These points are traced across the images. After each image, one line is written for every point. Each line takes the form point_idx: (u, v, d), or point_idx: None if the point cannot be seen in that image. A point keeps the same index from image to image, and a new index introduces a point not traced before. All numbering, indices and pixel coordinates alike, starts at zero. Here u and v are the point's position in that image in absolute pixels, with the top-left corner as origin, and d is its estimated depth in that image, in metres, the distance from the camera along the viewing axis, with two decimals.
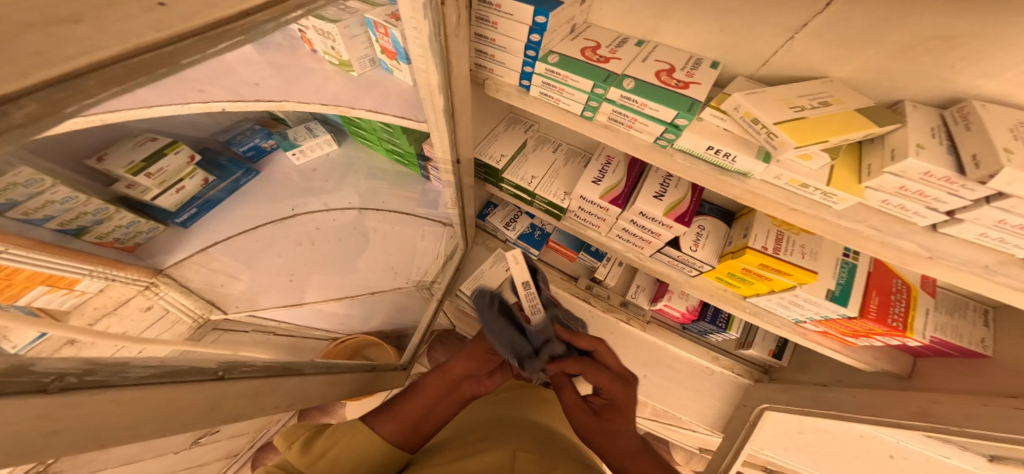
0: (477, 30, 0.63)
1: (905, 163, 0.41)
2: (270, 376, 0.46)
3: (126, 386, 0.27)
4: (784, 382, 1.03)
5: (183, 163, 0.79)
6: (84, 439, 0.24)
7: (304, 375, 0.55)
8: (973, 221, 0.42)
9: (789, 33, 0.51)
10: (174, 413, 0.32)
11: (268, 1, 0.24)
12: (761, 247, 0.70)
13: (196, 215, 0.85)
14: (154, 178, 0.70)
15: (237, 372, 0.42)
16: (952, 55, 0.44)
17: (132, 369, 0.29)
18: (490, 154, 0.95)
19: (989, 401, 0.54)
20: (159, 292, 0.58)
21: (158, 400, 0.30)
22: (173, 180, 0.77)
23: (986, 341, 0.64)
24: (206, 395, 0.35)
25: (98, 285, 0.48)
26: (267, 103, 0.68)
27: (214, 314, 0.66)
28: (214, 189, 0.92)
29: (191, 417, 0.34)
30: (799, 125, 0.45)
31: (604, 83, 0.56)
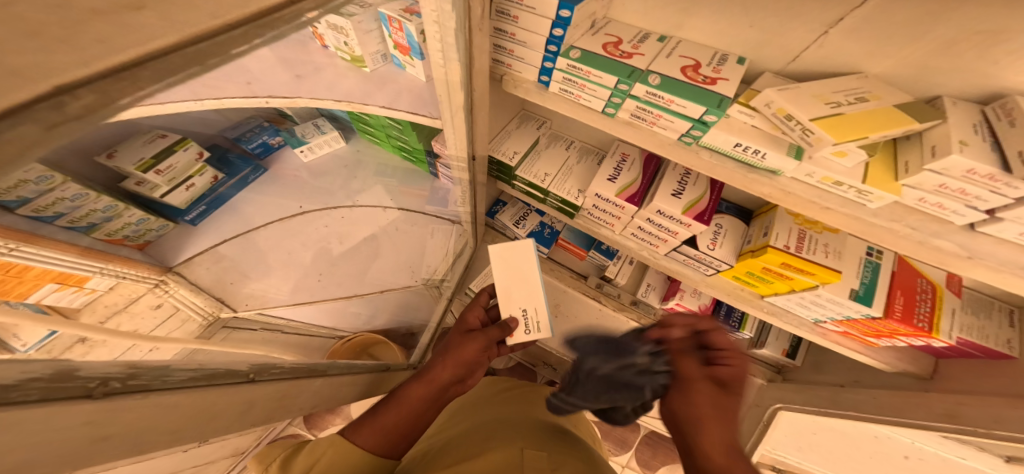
0: (497, 25, 0.62)
1: (947, 160, 0.40)
2: (297, 378, 0.46)
3: (167, 389, 0.27)
4: (799, 382, 1.03)
5: (191, 160, 0.77)
6: (132, 443, 0.24)
7: (327, 376, 0.55)
8: (1014, 220, 0.41)
9: (822, 28, 0.50)
10: (216, 415, 0.32)
11: None
12: (783, 246, 0.68)
13: (208, 212, 0.81)
14: (164, 175, 0.69)
15: (268, 374, 0.41)
16: (996, 50, 0.42)
17: (173, 372, 0.29)
18: (503, 151, 0.94)
19: (1020, 403, 0.53)
20: (168, 290, 0.56)
21: (201, 402, 0.30)
22: (183, 178, 0.74)
23: (1013, 342, 0.63)
24: (241, 397, 0.35)
25: (108, 282, 0.47)
26: (280, 100, 0.66)
27: (224, 312, 0.65)
28: (224, 186, 0.88)
29: (229, 420, 0.34)
30: (836, 121, 0.44)
31: (629, 79, 0.55)
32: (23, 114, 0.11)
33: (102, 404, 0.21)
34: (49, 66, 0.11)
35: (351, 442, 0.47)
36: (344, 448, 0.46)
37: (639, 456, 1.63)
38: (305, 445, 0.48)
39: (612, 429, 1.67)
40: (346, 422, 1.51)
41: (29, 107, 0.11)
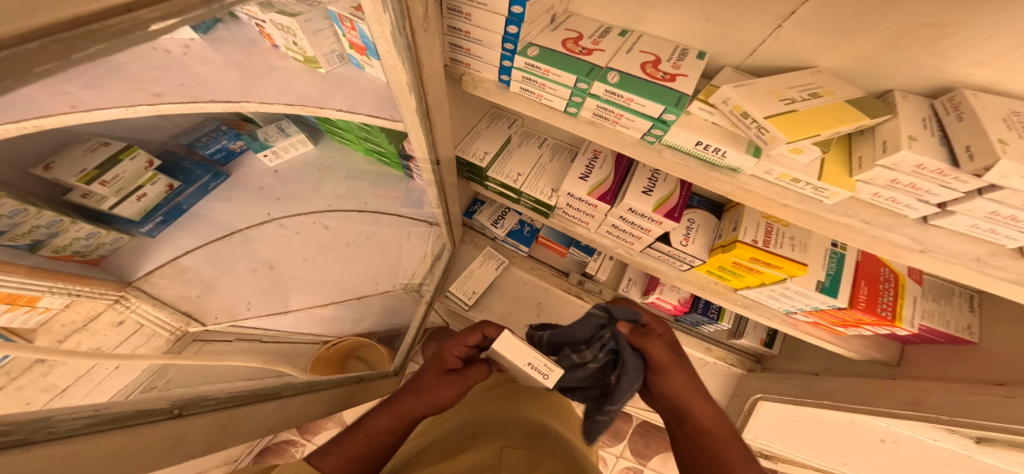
0: (450, 22, 0.59)
1: (896, 156, 0.39)
2: (238, 405, 0.44)
3: (54, 441, 0.24)
4: (777, 371, 1.05)
5: (140, 169, 0.67)
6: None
7: (280, 399, 0.53)
8: (965, 213, 0.41)
9: (777, 21, 0.49)
10: (124, 457, 0.29)
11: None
12: (751, 241, 0.68)
13: (163, 224, 0.75)
14: (110, 186, 0.60)
15: (197, 408, 0.38)
16: (942, 43, 0.42)
17: (59, 422, 0.25)
18: (472, 151, 0.92)
19: (977, 390, 0.54)
20: (131, 305, 0.52)
21: (100, 447, 0.27)
22: (131, 188, 0.64)
23: (972, 327, 0.63)
24: (158, 436, 0.32)
25: (61, 300, 0.43)
26: (225, 104, 0.61)
27: (194, 326, 0.62)
28: (182, 195, 0.81)
29: (149, 460, 0.31)
30: (790, 118, 0.43)
31: (588, 77, 0.53)
32: None
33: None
34: None
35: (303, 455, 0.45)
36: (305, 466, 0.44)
37: (630, 447, 1.65)
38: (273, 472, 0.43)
39: None
40: (336, 427, 1.50)
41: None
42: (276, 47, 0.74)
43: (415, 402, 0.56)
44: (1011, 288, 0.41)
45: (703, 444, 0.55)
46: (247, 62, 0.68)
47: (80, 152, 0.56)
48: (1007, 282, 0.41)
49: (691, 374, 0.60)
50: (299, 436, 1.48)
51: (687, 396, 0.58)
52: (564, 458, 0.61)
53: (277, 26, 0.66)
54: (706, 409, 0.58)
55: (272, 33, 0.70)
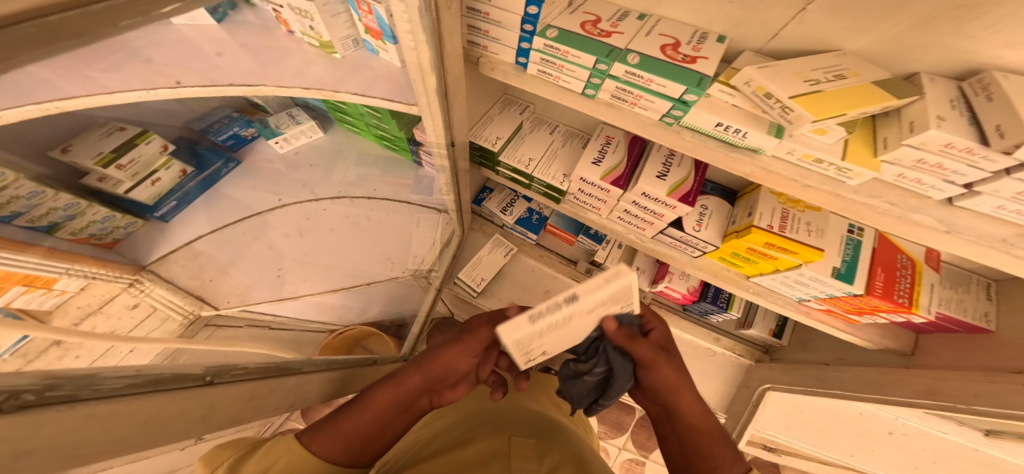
0: (470, 4, 0.58)
1: (925, 135, 0.39)
2: (265, 377, 0.45)
3: (96, 400, 0.24)
4: (785, 361, 1.05)
5: (156, 154, 0.75)
6: (55, 458, 0.20)
7: (302, 373, 0.54)
8: (992, 193, 0.40)
9: (801, 5, 0.49)
10: (162, 422, 0.29)
11: None
12: (767, 226, 0.68)
13: (177, 208, 0.83)
14: (126, 170, 0.67)
15: (228, 376, 0.39)
16: (972, 25, 0.41)
17: (104, 381, 0.26)
18: (485, 136, 0.92)
19: (995, 377, 0.53)
20: (145, 289, 0.55)
21: (142, 411, 0.27)
22: (148, 172, 0.73)
23: (989, 315, 0.63)
24: (195, 401, 0.33)
25: (78, 283, 0.44)
26: (243, 88, 0.61)
27: (205, 310, 0.62)
28: (192, 181, 0.88)
29: (185, 425, 0.32)
30: (815, 98, 0.43)
31: (608, 58, 0.52)
32: None
33: (18, 417, 0.18)
34: None
35: (307, 451, 0.42)
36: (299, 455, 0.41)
37: (634, 437, 1.67)
38: (259, 446, 0.42)
39: (606, 412, 1.70)
40: None
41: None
42: (292, 33, 0.74)
43: (422, 375, 0.52)
44: None
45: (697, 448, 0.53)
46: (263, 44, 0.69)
47: (100, 135, 0.62)
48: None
49: (678, 366, 0.58)
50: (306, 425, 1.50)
51: (677, 389, 0.57)
52: (570, 454, 0.59)
53: (295, 10, 0.67)
54: (695, 407, 0.56)
55: (289, 18, 0.70)
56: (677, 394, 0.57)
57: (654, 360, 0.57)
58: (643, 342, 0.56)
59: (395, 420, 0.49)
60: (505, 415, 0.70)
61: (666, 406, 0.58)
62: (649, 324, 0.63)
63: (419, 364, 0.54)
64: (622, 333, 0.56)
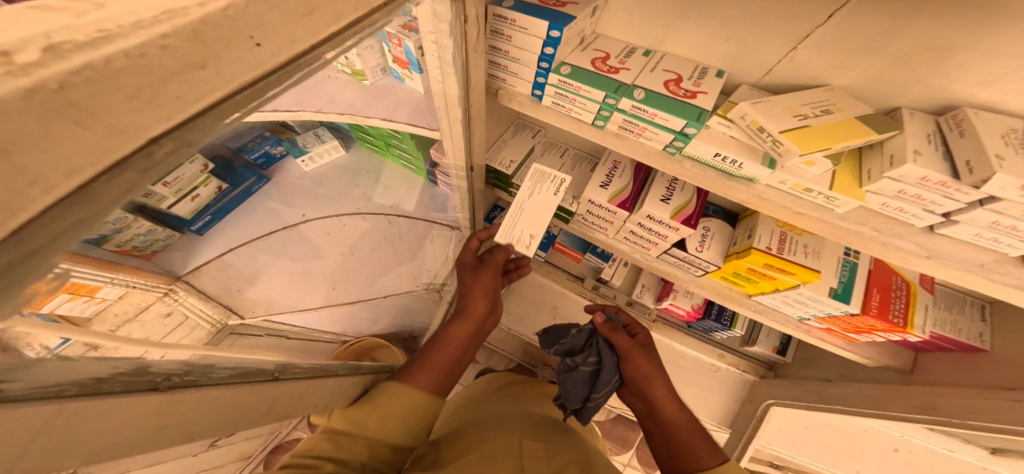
0: (492, 43, 0.65)
1: (903, 169, 0.44)
2: (314, 377, 0.47)
3: (212, 386, 0.29)
4: (790, 378, 1.06)
5: (197, 172, 0.67)
6: (181, 433, 0.27)
7: (342, 378, 0.56)
8: (968, 222, 0.45)
9: (792, 44, 0.55)
10: (244, 411, 0.33)
11: (333, 34, 0.24)
12: (766, 248, 0.73)
13: (211, 222, 0.81)
14: (172, 186, 0.60)
15: (289, 373, 0.43)
16: (947, 65, 0.46)
17: (215, 371, 0.31)
18: (499, 160, 0.98)
19: (988, 393, 0.56)
20: (178, 298, 0.59)
21: (237, 397, 0.32)
22: (187, 189, 0.66)
23: (984, 336, 0.65)
24: (268, 394, 0.36)
25: (118, 291, 0.47)
26: (285, 114, 0.66)
27: (231, 319, 0.69)
28: (227, 197, 0.86)
29: (254, 416, 0.35)
30: (802, 133, 0.48)
31: (616, 93, 0.58)
32: (127, 165, 0.16)
33: (166, 397, 0.24)
34: (139, 123, 0.14)
35: (411, 389, 0.57)
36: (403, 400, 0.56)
37: (639, 454, 1.65)
38: (364, 400, 0.57)
39: (611, 428, 1.69)
40: None
41: (130, 155, 0.15)
42: None
43: (479, 305, 0.75)
44: (1010, 292, 0.44)
45: (675, 432, 0.60)
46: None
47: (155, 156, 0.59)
48: (1005, 286, 0.44)
49: (652, 360, 0.71)
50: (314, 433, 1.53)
51: (651, 382, 0.67)
52: (577, 454, 0.62)
53: None
54: (671, 401, 0.64)
55: None
56: (652, 385, 0.67)
57: (631, 349, 0.72)
58: (620, 332, 0.74)
59: (468, 344, 0.68)
60: (513, 415, 0.76)
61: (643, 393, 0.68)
62: (634, 329, 0.82)
63: (475, 297, 0.76)
64: (606, 325, 0.76)
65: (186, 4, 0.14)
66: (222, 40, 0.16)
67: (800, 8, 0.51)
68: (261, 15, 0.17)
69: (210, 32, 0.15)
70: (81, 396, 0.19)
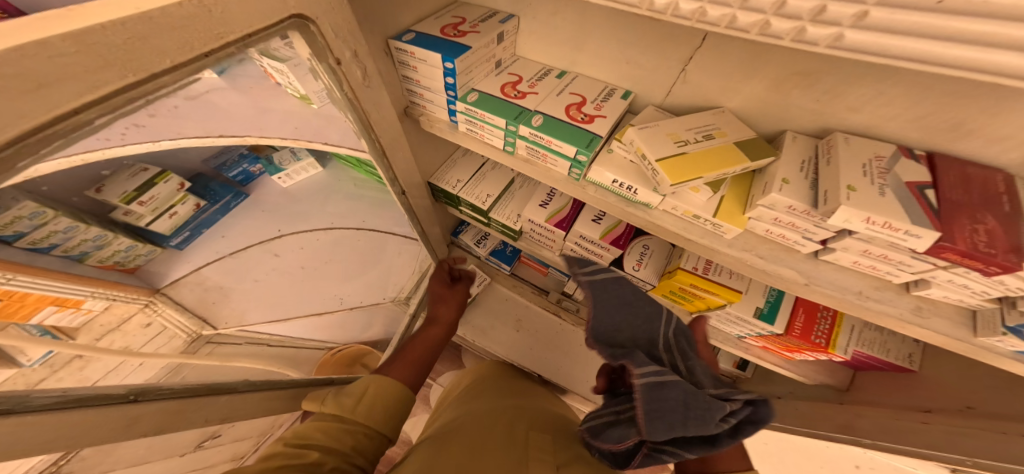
0: (401, 72, 0.65)
1: (771, 197, 0.45)
2: (190, 397, 0.51)
3: (27, 412, 0.31)
4: (748, 393, 1.04)
5: (172, 192, 0.84)
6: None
7: (236, 393, 0.60)
8: (844, 249, 0.45)
9: (680, 66, 0.55)
10: (87, 431, 0.37)
11: (98, 98, 0.24)
12: (691, 268, 0.73)
13: (191, 237, 0.96)
14: (148, 205, 0.76)
15: (153, 394, 0.46)
16: (816, 89, 0.46)
17: (35, 398, 0.33)
18: (447, 180, 0.94)
19: (927, 418, 0.55)
20: (157, 310, 0.75)
21: (69, 421, 0.35)
22: (165, 207, 0.81)
23: (914, 356, 0.66)
24: (117, 415, 0.40)
25: (100, 304, 0.60)
26: (231, 138, 0.71)
27: (206, 329, 0.85)
28: (206, 213, 0.98)
29: (108, 433, 0.39)
30: (677, 161, 0.48)
31: (515, 120, 0.59)
32: None
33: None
34: None
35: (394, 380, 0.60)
36: (382, 383, 0.58)
37: None
38: (344, 390, 0.56)
39: None
40: None
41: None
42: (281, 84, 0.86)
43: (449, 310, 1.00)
44: (884, 318, 0.46)
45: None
46: (253, 99, 0.79)
47: (125, 178, 0.75)
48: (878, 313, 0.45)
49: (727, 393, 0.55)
50: None
51: None
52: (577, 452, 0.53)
53: (274, 69, 0.75)
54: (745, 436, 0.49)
55: (274, 74, 0.78)
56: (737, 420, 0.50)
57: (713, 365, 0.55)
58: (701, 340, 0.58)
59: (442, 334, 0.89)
60: (517, 403, 0.66)
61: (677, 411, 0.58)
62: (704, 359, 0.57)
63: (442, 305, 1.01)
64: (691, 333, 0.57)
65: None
66: None
67: (680, 32, 0.51)
68: None
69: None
70: None
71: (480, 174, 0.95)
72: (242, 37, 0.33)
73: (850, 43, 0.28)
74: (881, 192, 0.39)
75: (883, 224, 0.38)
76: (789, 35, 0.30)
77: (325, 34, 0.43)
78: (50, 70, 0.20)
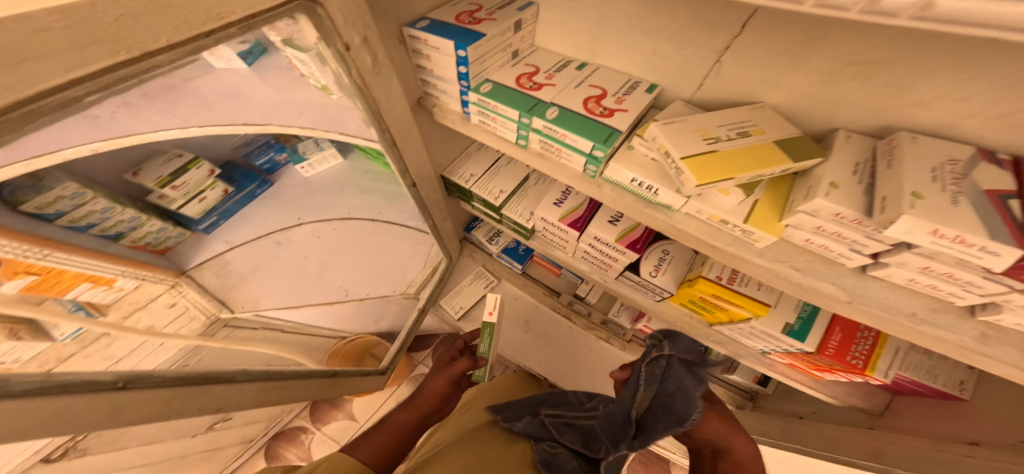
0: (414, 61, 0.63)
1: (815, 203, 0.39)
2: (185, 384, 0.50)
3: (12, 397, 0.31)
4: (766, 410, 0.98)
5: (203, 177, 0.91)
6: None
7: (231, 382, 0.59)
8: (899, 265, 0.39)
9: (714, 56, 0.50)
10: (64, 416, 0.36)
11: (94, 75, 0.22)
12: (714, 278, 0.68)
13: (217, 222, 1.00)
14: (177, 190, 0.85)
15: (143, 383, 0.45)
16: (878, 82, 0.40)
17: (16, 383, 0.33)
18: (460, 174, 0.92)
19: (939, 446, 0.51)
20: (182, 290, 0.73)
21: (44, 409, 0.34)
22: (196, 192, 0.90)
23: (966, 384, 0.57)
24: (103, 402, 0.40)
25: (131, 282, 0.62)
26: (254, 127, 0.73)
27: (224, 313, 0.81)
28: (232, 199, 1.03)
29: (88, 421, 0.39)
30: (706, 160, 0.43)
31: (528, 112, 0.56)
32: None
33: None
34: None
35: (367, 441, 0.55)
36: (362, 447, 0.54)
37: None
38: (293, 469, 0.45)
39: None
40: (345, 419, 1.61)
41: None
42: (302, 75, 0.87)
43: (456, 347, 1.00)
44: (945, 346, 0.39)
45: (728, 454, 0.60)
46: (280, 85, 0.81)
47: (160, 163, 0.82)
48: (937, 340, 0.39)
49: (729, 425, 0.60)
50: (312, 423, 1.61)
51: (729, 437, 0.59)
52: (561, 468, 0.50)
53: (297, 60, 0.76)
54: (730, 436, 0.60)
55: (298, 64, 0.78)
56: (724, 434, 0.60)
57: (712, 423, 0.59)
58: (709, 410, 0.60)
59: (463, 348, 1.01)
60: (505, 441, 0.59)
61: (717, 446, 0.60)
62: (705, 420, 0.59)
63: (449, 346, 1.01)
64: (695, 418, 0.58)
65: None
66: None
67: (715, 18, 0.47)
68: None
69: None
70: None
71: (493, 170, 0.92)
72: (243, 18, 0.30)
73: (941, 12, 0.23)
74: (954, 201, 0.33)
75: (954, 238, 0.32)
76: (858, 4, 0.25)
77: (334, 17, 0.40)
78: (31, 46, 0.18)
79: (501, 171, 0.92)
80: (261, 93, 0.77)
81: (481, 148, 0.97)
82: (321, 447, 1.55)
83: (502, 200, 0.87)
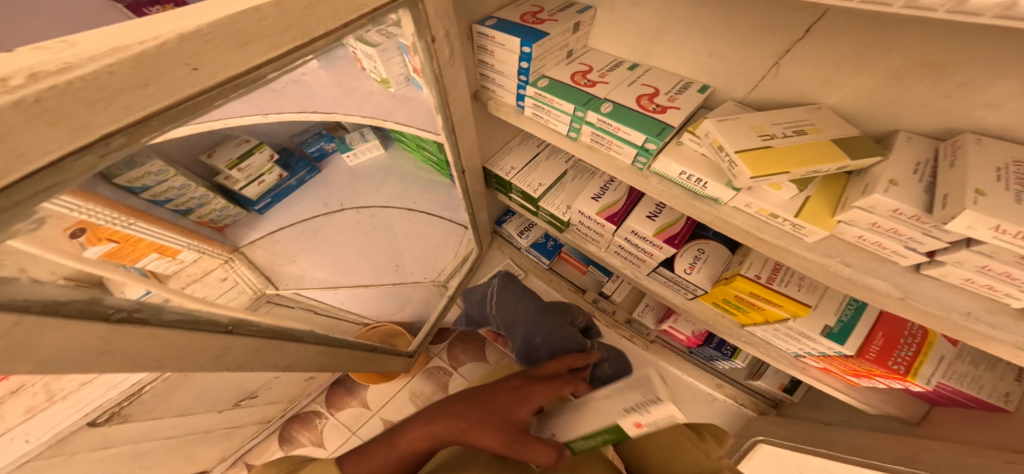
0: (478, 57, 0.69)
1: (873, 199, 0.41)
2: (271, 337, 0.54)
3: (158, 325, 0.36)
4: (793, 419, 0.97)
5: (263, 162, 1.10)
6: (123, 359, 0.34)
7: (303, 342, 0.63)
8: (956, 264, 0.40)
9: (774, 59, 0.53)
10: (190, 352, 0.41)
11: (272, 58, 0.31)
12: (753, 276, 0.69)
13: (271, 204, 1.20)
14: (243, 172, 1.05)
15: (245, 330, 0.49)
16: (943, 85, 0.42)
17: (164, 313, 0.37)
18: (501, 166, 0.96)
19: (980, 452, 0.52)
20: (233, 267, 0.90)
21: (181, 340, 0.38)
22: (257, 174, 1.09)
23: (1012, 395, 0.57)
24: (215, 343, 0.43)
25: (192, 255, 0.78)
26: (322, 115, 0.85)
27: (269, 288, 0.94)
28: (286, 183, 1.20)
29: (201, 359, 0.43)
30: (760, 154, 0.46)
31: (584, 107, 0.59)
32: (89, 150, 0.22)
33: (112, 325, 0.31)
34: (99, 124, 0.21)
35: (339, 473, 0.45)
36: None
37: None
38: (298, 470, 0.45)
39: None
40: (358, 406, 1.66)
41: (89, 145, 0.21)
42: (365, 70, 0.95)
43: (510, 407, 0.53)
44: (996, 345, 0.40)
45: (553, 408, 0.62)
46: (342, 82, 0.93)
47: (231, 147, 1.06)
48: (991, 339, 0.39)
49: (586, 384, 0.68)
50: (326, 408, 1.67)
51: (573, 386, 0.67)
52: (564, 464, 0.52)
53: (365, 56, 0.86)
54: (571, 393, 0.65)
55: (363, 60, 0.89)
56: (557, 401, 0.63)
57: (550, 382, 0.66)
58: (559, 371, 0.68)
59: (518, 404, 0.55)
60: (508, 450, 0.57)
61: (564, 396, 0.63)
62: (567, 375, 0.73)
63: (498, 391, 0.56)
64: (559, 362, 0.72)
65: (132, 43, 0.21)
66: (162, 67, 0.23)
67: (776, 23, 0.49)
68: (195, 49, 0.24)
69: (150, 61, 0.21)
70: (43, 313, 0.26)
71: (534, 163, 0.96)
72: (370, 12, 0.39)
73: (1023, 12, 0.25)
74: (1018, 199, 0.34)
75: (1017, 235, 0.33)
76: (945, 6, 0.27)
77: (427, 12, 0.48)
78: (255, 31, 0.27)
79: (544, 165, 0.96)
80: (332, 93, 0.90)
81: (521, 142, 1.02)
82: (336, 431, 1.61)
83: (540, 193, 0.91)
